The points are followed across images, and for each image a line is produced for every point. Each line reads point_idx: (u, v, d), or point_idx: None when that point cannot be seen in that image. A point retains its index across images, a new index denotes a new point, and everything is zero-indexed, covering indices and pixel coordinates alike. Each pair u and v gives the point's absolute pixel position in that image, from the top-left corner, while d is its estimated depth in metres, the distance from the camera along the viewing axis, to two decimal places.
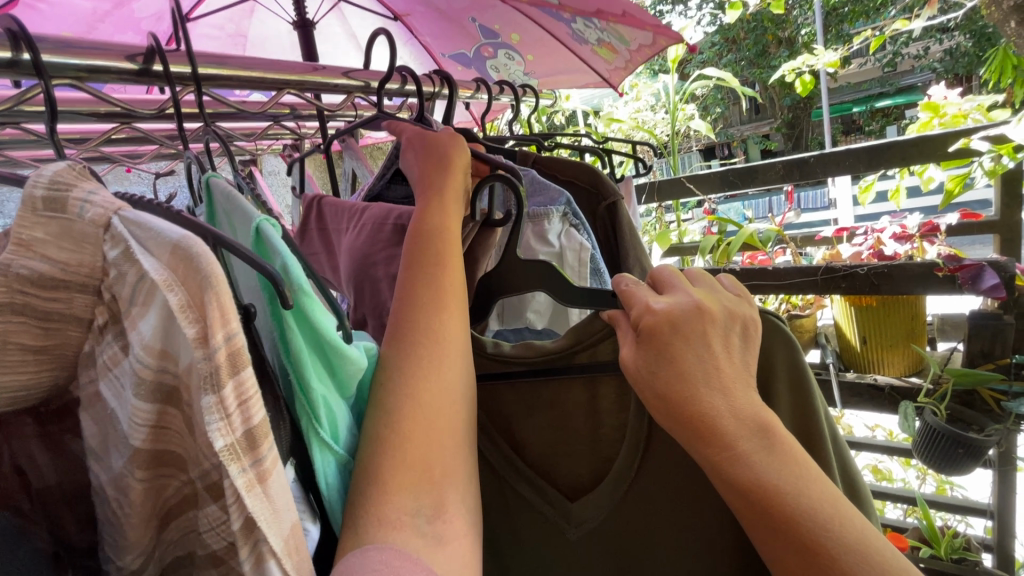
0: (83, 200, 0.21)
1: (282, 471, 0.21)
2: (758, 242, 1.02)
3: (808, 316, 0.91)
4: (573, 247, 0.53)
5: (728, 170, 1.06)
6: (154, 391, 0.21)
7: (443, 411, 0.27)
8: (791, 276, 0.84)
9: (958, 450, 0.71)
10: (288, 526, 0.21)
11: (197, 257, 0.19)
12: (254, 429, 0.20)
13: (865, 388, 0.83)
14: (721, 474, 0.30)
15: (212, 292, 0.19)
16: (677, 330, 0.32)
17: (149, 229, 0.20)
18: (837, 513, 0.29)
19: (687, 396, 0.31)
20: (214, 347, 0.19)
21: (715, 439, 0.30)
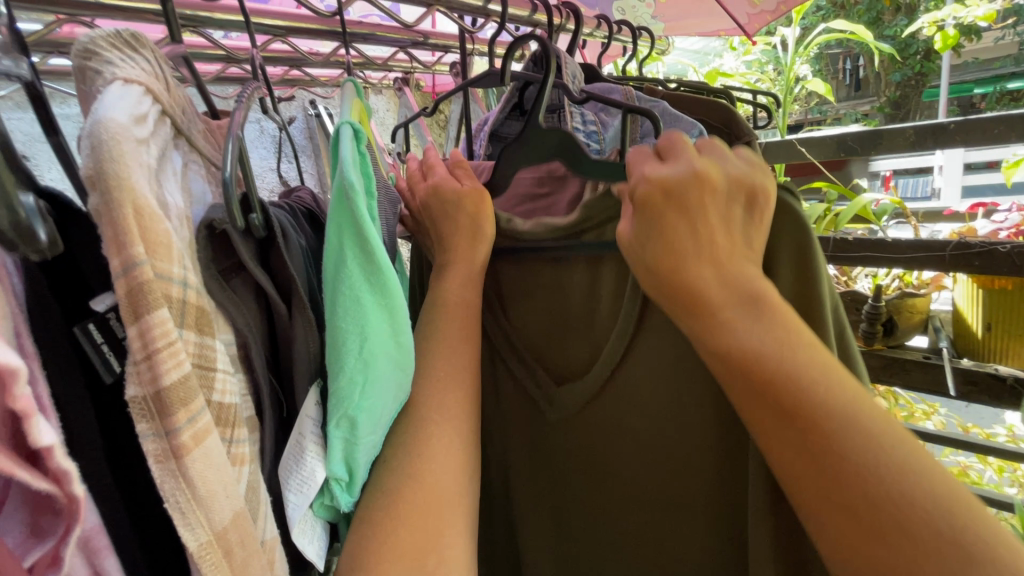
0: (98, 71, 0.25)
1: (202, 450, 0.24)
2: (871, 216, 0.94)
3: (923, 296, 0.85)
4: None
5: (844, 135, 0.96)
6: (194, 314, 0.26)
7: (438, 501, 0.35)
8: (910, 250, 0.78)
9: None
10: (198, 517, 0.24)
11: (104, 173, 0.22)
12: (163, 392, 0.23)
13: (982, 377, 0.76)
14: (708, 344, 0.34)
15: (121, 209, 0.22)
16: (671, 199, 0.35)
17: (93, 123, 0.22)
18: (824, 370, 0.31)
19: (675, 265, 0.35)
20: (113, 269, 0.22)
21: (704, 311, 0.34)
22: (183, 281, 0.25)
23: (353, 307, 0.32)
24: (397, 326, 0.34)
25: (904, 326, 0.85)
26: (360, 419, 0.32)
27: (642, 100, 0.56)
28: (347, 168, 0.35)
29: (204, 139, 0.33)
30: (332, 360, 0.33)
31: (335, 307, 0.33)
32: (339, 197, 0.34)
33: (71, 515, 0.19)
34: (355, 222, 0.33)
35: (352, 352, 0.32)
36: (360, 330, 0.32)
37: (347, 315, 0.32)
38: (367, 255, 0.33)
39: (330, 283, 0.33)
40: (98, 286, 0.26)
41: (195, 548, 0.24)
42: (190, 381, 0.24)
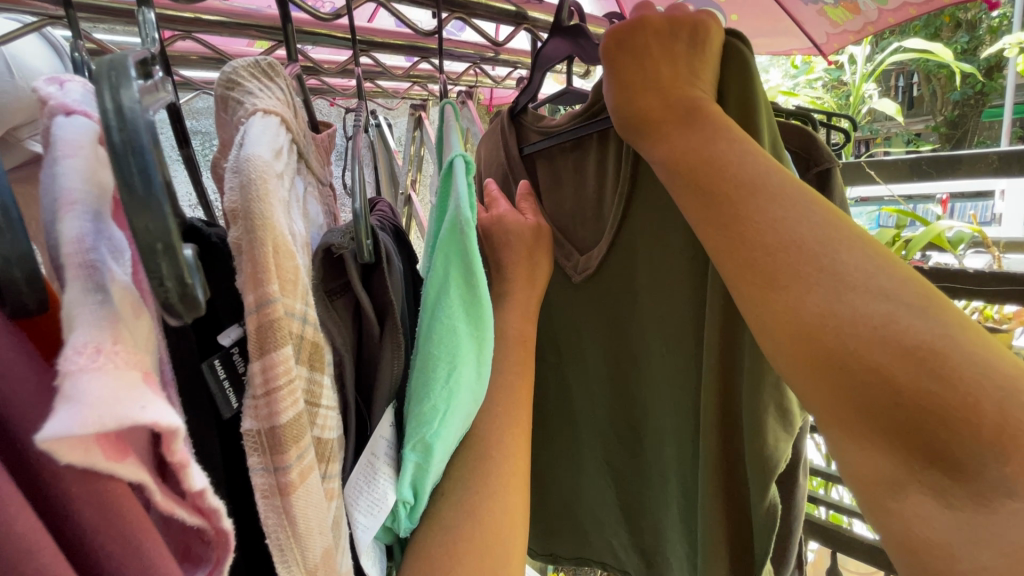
0: (239, 104, 0.27)
1: (306, 490, 0.24)
2: (945, 243, 0.90)
3: (1006, 331, 0.79)
4: None
5: (919, 159, 0.92)
6: (309, 350, 0.26)
7: (502, 540, 0.35)
8: (994, 282, 0.73)
9: None
10: (298, 556, 0.24)
11: (254, 213, 0.22)
12: (277, 428, 0.23)
13: None
14: (652, 149, 0.39)
15: (263, 248, 0.22)
16: (623, 46, 0.42)
17: (239, 163, 0.23)
18: (739, 153, 0.34)
19: (635, 104, 0.41)
20: (247, 304, 0.22)
21: (649, 126, 0.40)
22: (303, 317, 0.25)
23: (448, 336, 0.33)
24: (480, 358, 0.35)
25: None
26: (435, 446, 0.32)
27: None
28: (460, 199, 0.36)
29: (316, 159, 0.34)
30: (419, 383, 0.33)
31: (428, 331, 0.34)
32: (451, 227, 0.36)
33: (222, 547, 0.19)
34: (466, 255, 0.35)
35: (439, 379, 0.33)
36: (451, 359, 0.33)
37: (441, 343, 0.33)
38: (465, 289, 0.34)
39: (425, 309, 0.34)
40: (226, 321, 0.27)
41: None
42: (302, 419, 0.24)
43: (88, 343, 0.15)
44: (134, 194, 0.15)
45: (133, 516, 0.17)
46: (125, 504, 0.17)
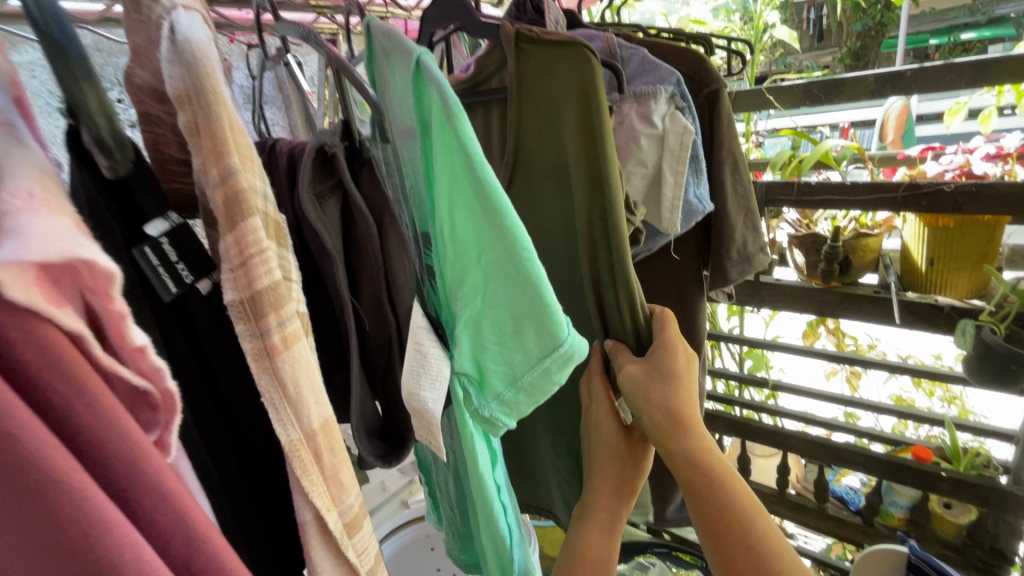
0: (155, 7, 0.29)
1: (287, 349, 0.31)
2: (832, 161, 0.99)
3: (876, 236, 0.91)
4: (677, 130, 0.54)
5: (810, 83, 0.99)
6: (275, 229, 0.32)
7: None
8: (866, 192, 0.83)
9: (1009, 365, 0.76)
10: (290, 403, 0.31)
11: (204, 97, 0.28)
12: (256, 293, 0.30)
13: (923, 307, 0.85)
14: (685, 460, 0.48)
15: (216, 133, 0.28)
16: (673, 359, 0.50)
17: (177, 56, 0.28)
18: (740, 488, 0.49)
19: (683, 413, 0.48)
20: (214, 179, 0.28)
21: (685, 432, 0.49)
22: (262, 198, 0.31)
23: (471, 229, 0.41)
24: (521, 243, 0.40)
25: (858, 265, 0.92)
26: (480, 320, 0.43)
27: (618, 48, 0.57)
28: (433, 80, 0.39)
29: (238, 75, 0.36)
30: (458, 271, 0.43)
31: (455, 229, 0.42)
32: (440, 115, 0.39)
33: (169, 408, 0.23)
34: (465, 143, 0.39)
35: (473, 267, 0.42)
36: (477, 248, 0.42)
37: (468, 239, 0.42)
38: (479, 185, 0.40)
39: (447, 206, 0.41)
40: (149, 211, 0.30)
41: (287, 441, 0.31)
42: (277, 287, 0.30)
43: (21, 191, 0.19)
44: (59, 49, 0.24)
45: (80, 363, 0.20)
46: (70, 351, 0.20)
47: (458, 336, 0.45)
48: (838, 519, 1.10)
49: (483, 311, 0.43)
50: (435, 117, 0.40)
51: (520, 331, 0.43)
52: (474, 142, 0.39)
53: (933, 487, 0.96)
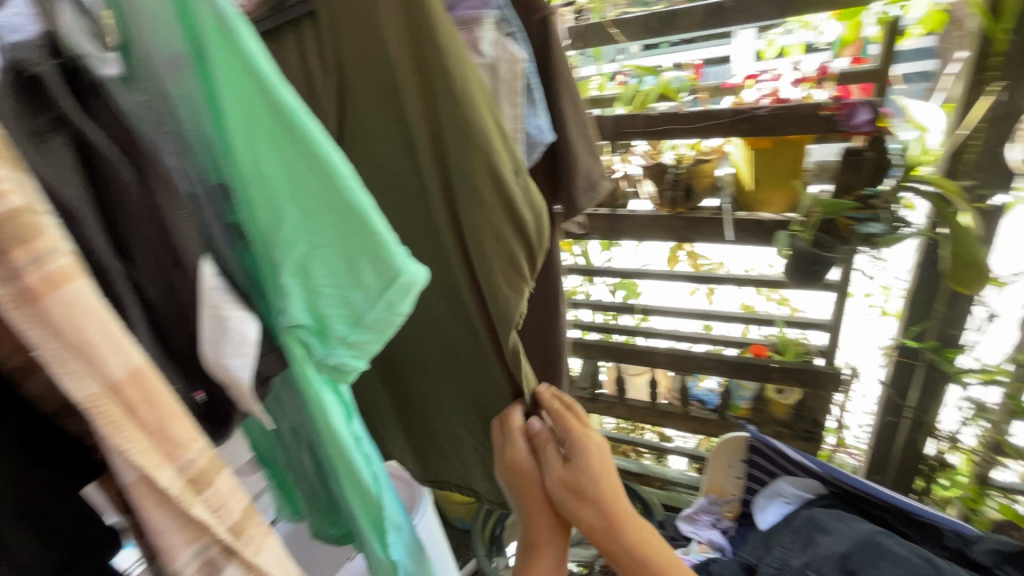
0: None
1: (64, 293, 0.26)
2: (673, 93, 1.05)
3: (711, 160, 0.97)
4: (507, 61, 0.51)
5: (649, 15, 1.00)
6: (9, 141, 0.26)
7: None
8: (700, 120, 0.89)
9: (814, 266, 0.90)
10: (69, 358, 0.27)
11: None
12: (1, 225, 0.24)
13: (750, 223, 0.97)
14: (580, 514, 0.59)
15: None
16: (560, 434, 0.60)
17: None
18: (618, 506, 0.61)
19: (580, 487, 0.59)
20: None
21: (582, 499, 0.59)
22: None
23: (275, 160, 0.36)
24: (336, 171, 0.36)
25: (699, 190, 0.99)
26: (309, 265, 0.38)
27: None
28: None
29: None
30: (269, 211, 0.38)
31: (256, 161, 0.37)
32: (212, 27, 0.34)
33: None
34: (246, 54, 0.34)
35: (288, 203, 0.37)
36: (287, 181, 0.37)
37: (275, 173, 0.37)
38: (278, 109, 0.35)
39: (243, 135, 0.36)
40: None
41: (85, 400, 0.27)
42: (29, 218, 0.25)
43: None
44: None
45: None
46: None
47: (285, 287, 0.39)
48: (699, 418, 1.25)
49: (308, 255, 0.38)
50: (204, 28, 0.34)
51: (355, 268, 0.39)
52: (262, 60, 0.34)
53: (767, 377, 1.13)
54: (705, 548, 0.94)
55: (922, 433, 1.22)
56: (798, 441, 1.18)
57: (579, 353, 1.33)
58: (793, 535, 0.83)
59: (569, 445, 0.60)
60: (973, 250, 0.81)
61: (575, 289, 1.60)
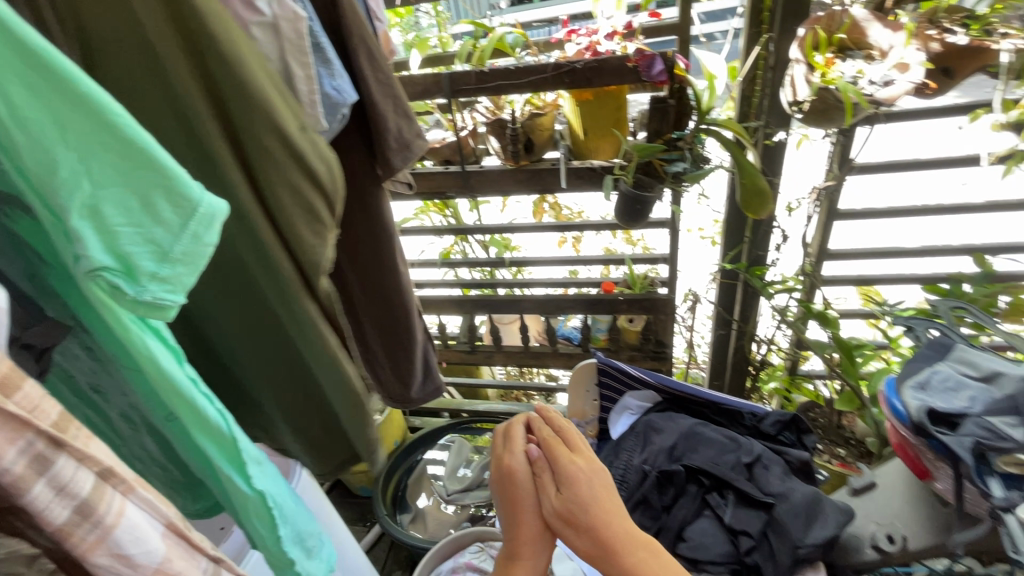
0: None
1: None
2: (507, 48, 1.07)
3: (545, 114, 1.03)
4: (290, 18, 0.50)
5: None
6: None
7: None
8: (526, 74, 0.93)
9: (637, 206, 1.02)
10: None
11: None
12: None
13: (585, 171, 1.05)
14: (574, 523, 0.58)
15: None
16: (562, 448, 0.64)
17: None
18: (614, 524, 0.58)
19: (573, 494, 0.59)
20: None
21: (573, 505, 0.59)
22: None
23: (32, 97, 0.31)
24: (104, 103, 0.32)
25: (539, 142, 1.05)
26: (101, 207, 0.33)
27: None
28: None
29: None
30: (39, 158, 0.32)
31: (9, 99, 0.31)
32: None
33: None
34: None
35: (58, 143, 0.32)
36: (52, 120, 0.32)
37: (32, 113, 0.32)
38: (16, 45, 0.31)
39: None
40: None
41: None
42: None
43: None
44: None
45: None
46: None
47: (78, 236, 0.33)
48: (568, 354, 1.38)
49: (96, 199, 0.33)
50: None
51: (151, 203, 0.34)
52: None
53: (617, 309, 1.26)
54: None
55: (745, 340, 1.45)
56: (649, 360, 1.34)
57: (453, 309, 1.38)
58: (633, 437, 0.96)
59: (563, 471, 0.62)
60: (755, 179, 0.97)
61: (449, 249, 1.62)
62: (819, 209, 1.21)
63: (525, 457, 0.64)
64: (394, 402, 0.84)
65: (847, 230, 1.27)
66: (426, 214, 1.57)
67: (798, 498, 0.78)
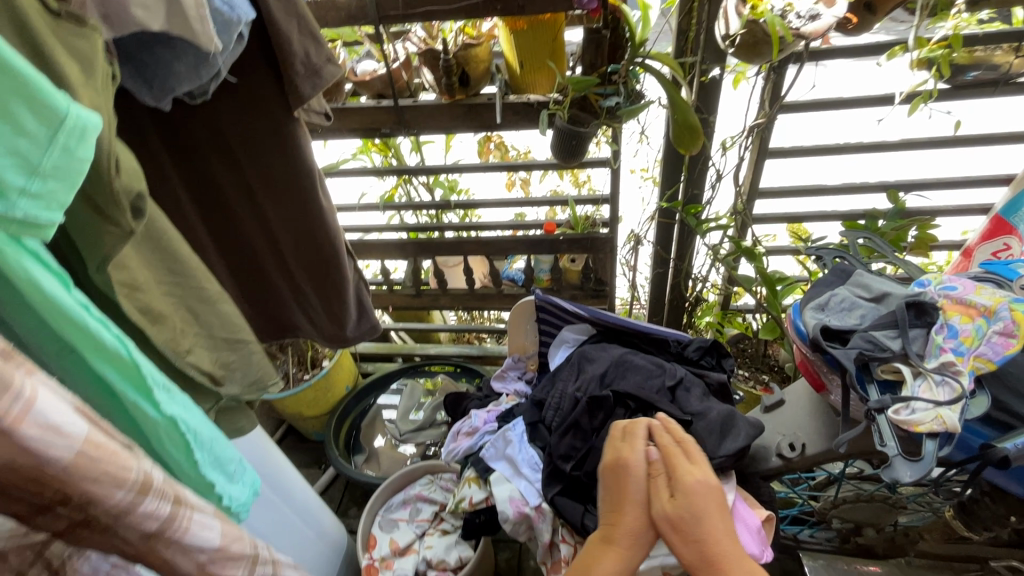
0: None
1: None
2: None
3: (480, 46, 0.99)
4: None
5: None
6: None
7: None
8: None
9: (572, 142, 1.02)
10: None
11: None
12: None
13: (522, 107, 1.03)
14: (685, 526, 0.66)
15: None
16: (674, 456, 0.73)
17: None
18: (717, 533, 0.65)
19: (684, 494, 0.68)
20: None
21: (683, 505, 0.67)
22: None
23: None
24: None
25: (475, 76, 1.02)
26: None
27: None
28: None
29: None
30: None
31: None
32: None
33: None
34: None
35: None
36: None
37: None
38: None
39: None
40: None
41: None
42: None
43: None
44: None
45: None
46: None
47: None
48: (512, 295, 1.41)
49: None
50: None
51: (4, 107, 0.29)
52: None
53: (559, 249, 1.29)
54: (512, 397, 1.12)
55: (683, 277, 1.51)
56: (590, 299, 1.39)
57: (396, 254, 1.36)
58: (569, 368, 1.01)
59: (677, 477, 0.71)
60: (687, 115, 0.98)
61: (392, 192, 1.58)
62: (751, 149, 1.24)
63: (639, 467, 0.73)
64: (330, 340, 0.84)
65: (778, 168, 1.32)
66: (368, 154, 1.50)
67: (714, 415, 0.86)
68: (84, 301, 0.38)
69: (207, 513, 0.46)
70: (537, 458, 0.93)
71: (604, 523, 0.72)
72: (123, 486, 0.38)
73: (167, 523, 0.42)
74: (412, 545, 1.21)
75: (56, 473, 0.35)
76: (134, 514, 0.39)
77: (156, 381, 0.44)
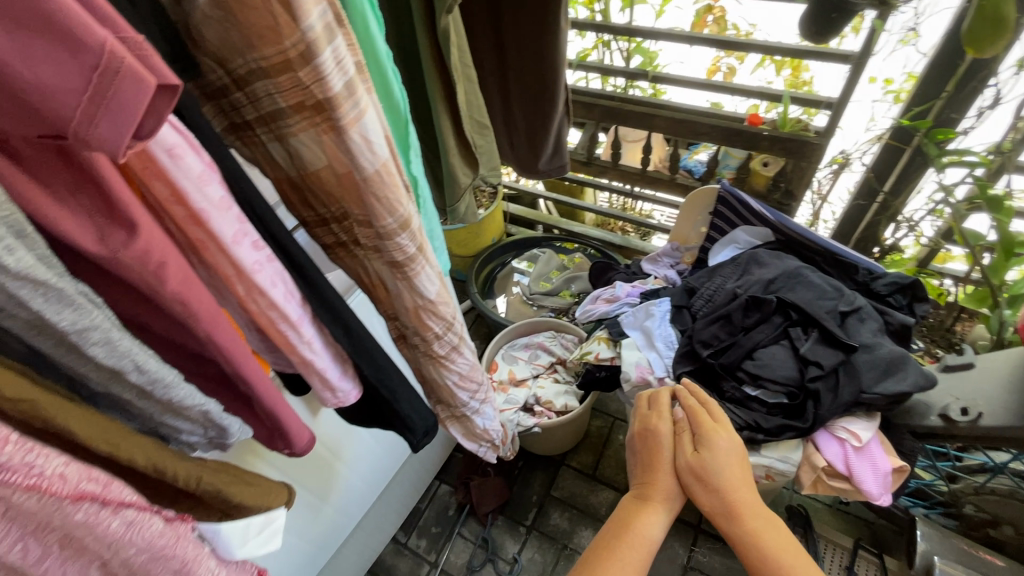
0: None
1: None
2: None
3: None
4: None
5: None
6: None
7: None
8: None
9: (831, 15, 0.87)
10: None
11: None
12: None
13: None
14: (713, 491, 0.69)
15: None
16: (697, 417, 0.76)
17: None
18: (740, 490, 0.69)
19: (708, 455, 0.72)
20: None
21: (705, 467, 0.71)
22: None
23: None
24: None
25: None
26: None
27: None
28: None
29: None
30: None
31: None
32: None
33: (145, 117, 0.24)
34: None
35: None
36: None
37: None
38: None
39: None
40: None
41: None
42: None
43: None
44: None
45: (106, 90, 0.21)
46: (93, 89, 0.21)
47: None
48: (684, 185, 1.35)
49: None
50: None
51: None
52: None
53: (756, 145, 1.18)
54: (660, 280, 1.13)
55: (885, 217, 1.32)
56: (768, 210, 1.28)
57: (580, 113, 1.34)
58: (732, 266, 0.99)
59: (701, 435, 0.74)
60: (1001, 6, 0.78)
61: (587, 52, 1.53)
62: None
63: (665, 429, 0.76)
64: (523, 167, 0.91)
65: None
66: (573, 6, 1.47)
67: (883, 352, 0.80)
68: (388, 52, 0.47)
69: (432, 271, 0.56)
70: (673, 338, 0.95)
71: (639, 481, 0.77)
72: (394, 215, 0.47)
73: (408, 258, 0.51)
74: (526, 380, 1.37)
75: (359, 180, 0.43)
76: (391, 239, 0.49)
77: (412, 144, 0.54)
